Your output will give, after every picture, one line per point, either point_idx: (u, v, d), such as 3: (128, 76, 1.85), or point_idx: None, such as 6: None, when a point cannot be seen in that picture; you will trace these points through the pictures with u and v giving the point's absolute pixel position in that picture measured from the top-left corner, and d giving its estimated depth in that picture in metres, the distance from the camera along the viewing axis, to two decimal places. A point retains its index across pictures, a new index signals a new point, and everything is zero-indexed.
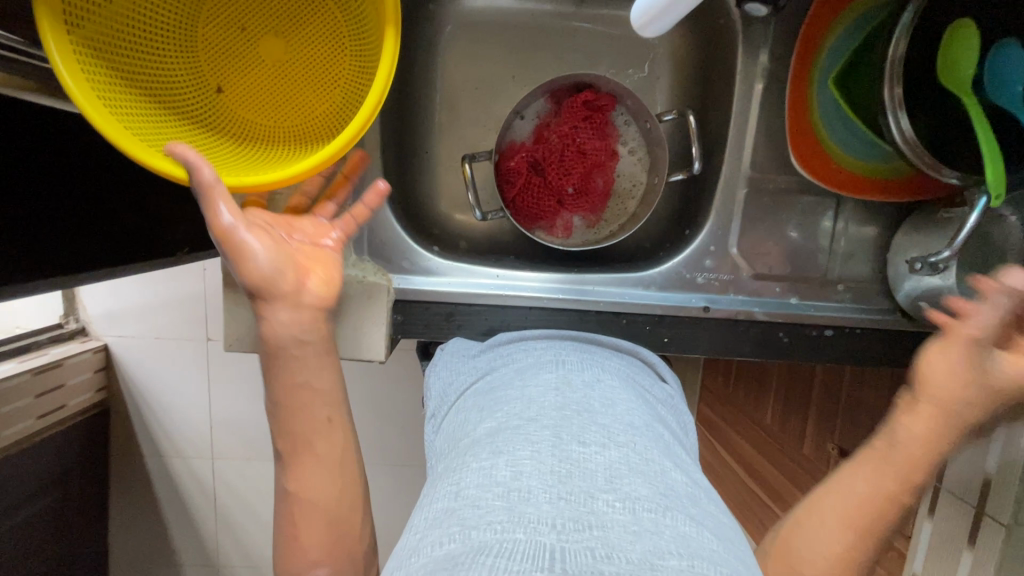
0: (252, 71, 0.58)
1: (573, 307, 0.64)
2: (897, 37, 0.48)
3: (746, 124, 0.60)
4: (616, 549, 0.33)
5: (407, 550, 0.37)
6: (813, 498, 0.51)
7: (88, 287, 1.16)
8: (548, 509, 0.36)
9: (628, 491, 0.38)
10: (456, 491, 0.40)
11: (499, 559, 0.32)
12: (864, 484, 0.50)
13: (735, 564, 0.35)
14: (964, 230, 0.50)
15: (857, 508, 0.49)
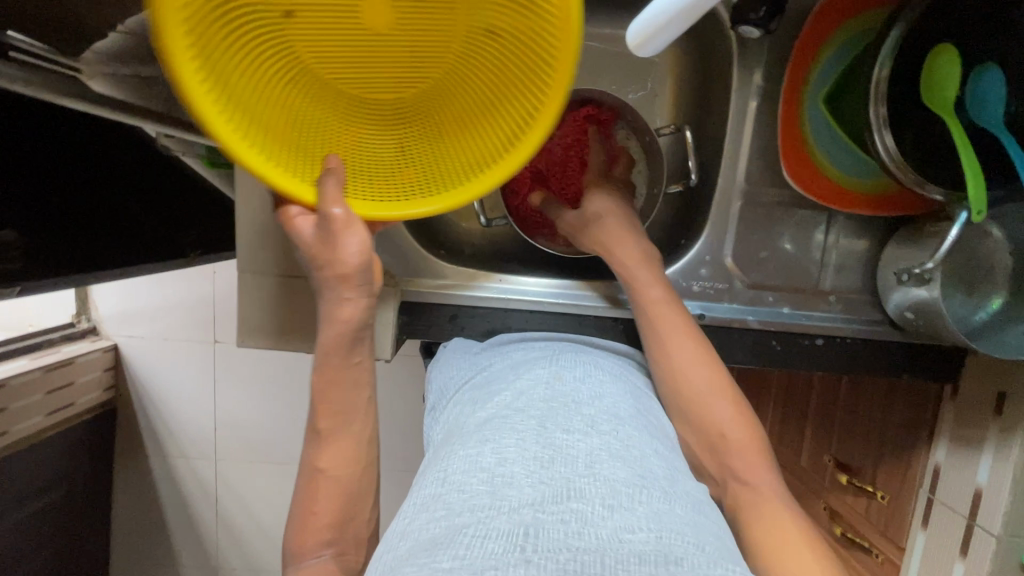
0: (377, 4, 0.42)
1: (572, 312, 0.67)
2: (882, 60, 0.51)
3: (742, 139, 0.63)
4: (588, 524, 0.36)
5: (396, 533, 0.39)
6: (680, 408, 0.55)
7: (101, 287, 1.20)
8: (530, 491, 0.39)
9: (607, 473, 0.40)
10: (443, 477, 0.42)
11: (478, 537, 0.35)
12: (704, 377, 0.55)
13: (704, 534, 0.38)
14: (947, 242, 0.53)
15: (709, 396, 0.54)
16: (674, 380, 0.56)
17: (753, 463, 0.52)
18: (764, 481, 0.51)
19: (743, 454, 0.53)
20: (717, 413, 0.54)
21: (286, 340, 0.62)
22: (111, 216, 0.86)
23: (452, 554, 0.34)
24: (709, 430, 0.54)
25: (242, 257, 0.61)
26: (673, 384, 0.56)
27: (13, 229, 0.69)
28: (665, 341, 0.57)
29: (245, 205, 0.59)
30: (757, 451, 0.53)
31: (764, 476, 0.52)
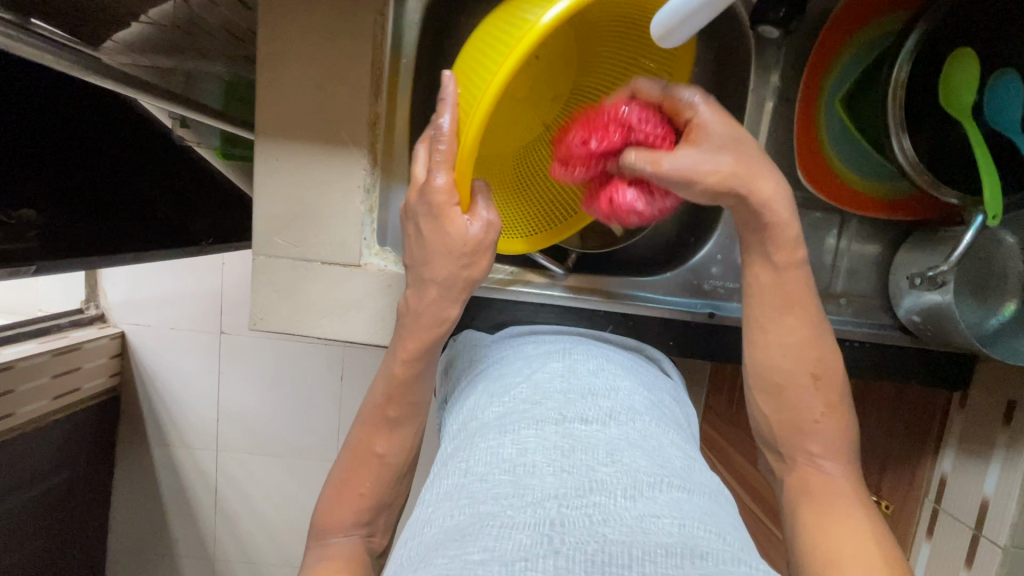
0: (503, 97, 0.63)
1: (583, 306, 0.67)
2: (901, 61, 0.51)
3: (756, 141, 0.63)
4: (612, 514, 0.36)
5: (421, 521, 0.40)
6: (771, 388, 0.56)
7: (112, 274, 1.21)
8: (551, 480, 0.39)
9: (628, 463, 0.40)
10: (465, 467, 0.42)
11: (504, 528, 0.34)
12: (805, 370, 0.55)
13: (724, 525, 0.37)
14: (961, 247, 0.53)
15: (801, 386, 0.55)
16: (768, 366, 0.56)
17: (833, 444, 0.54)
18: (838, 470, 0.53)
19: (826, 439, 0.54)
20: (805, 402, 0.55)
21: (299, 325, 0.63)
22: (126, 201, 0.87)
23: (480, 546, 0.33)
24: (804, 416, 0.55)
25: (258, 241, 0.61)
26: (768, 369, 0.56)
27: (29, 208, 0.70)
28: (772, 326, 0.56)
29: (265, 190, 0.60)
30: (840, 439, 0.54)
31: (838, 464, 0.53)
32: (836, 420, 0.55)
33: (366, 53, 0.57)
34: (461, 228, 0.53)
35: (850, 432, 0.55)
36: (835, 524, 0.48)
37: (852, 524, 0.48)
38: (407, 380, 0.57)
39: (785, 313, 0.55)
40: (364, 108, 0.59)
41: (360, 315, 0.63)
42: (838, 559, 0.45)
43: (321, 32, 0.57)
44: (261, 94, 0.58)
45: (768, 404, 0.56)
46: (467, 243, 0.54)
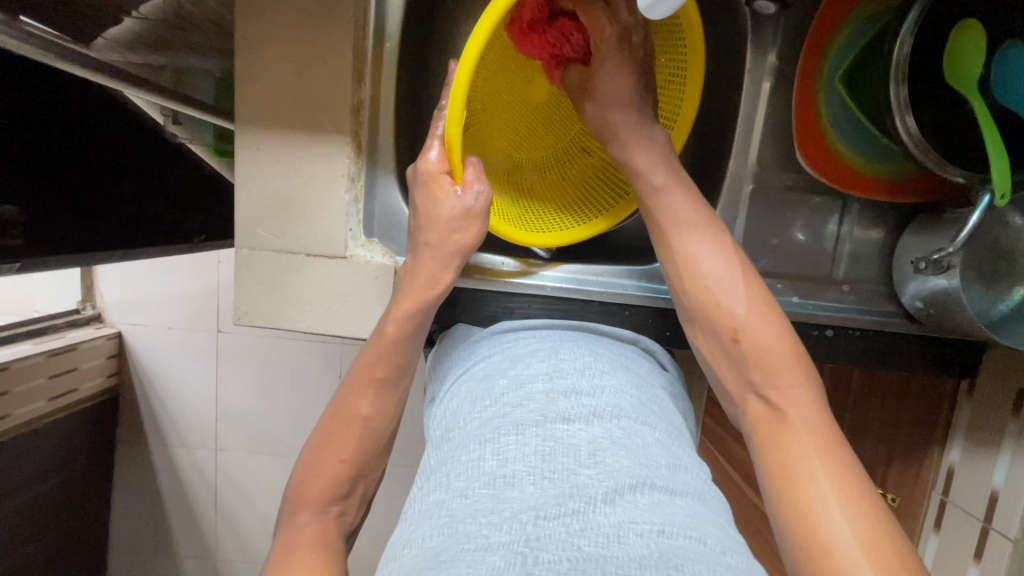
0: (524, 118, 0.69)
1: (576, 297, 0.65)
2: (902, 37, 0.49)
3: (753, 122, 0.61)
4: (592, 524, 0.35)
5: (401, 541, 0.38)
6: (701, 313, 0.54)
7: (107, 272, 1.20)
8: (532, 491, 0.37)
9: (610, 464, 0.39)
10: (446, 484, 0.40)
11: (479, 551, 0.33)
12: (721, 283, 0.53)
13: (707, 527, 0.37)
14: (967, 228, 0.51)
15: (725, 295, 0.52)
16: (689, 283, 0.54)
17: (776, 363, 0.50)
18: (793, 390, 0.48)
19: (760, 359, 0.50)
20: (736, 310, 0.52)
21: (286, 320, 0.61)
22: (116, 197, 0.86)
23: (455, 572, 0.32)
24: (727, 329, 0.52)
25: (242, 233, 0.59)
26: (687, 284, 0.54)
27: (13, 204, 0.68)
28: (673, 237, 0.55)
29: (247, 182, 0.58)
30: (786, 351, 0.50)
31: (790, 381, 0.49)
32: (772, 326, 0.51)
33: (348, 36, 0.56)
34: (450, 198, 0.55)
35: (795, 342, 0.51)
36: (785, 466, 0.45)
37: (799, 463, 0.44)
38: (396, 373, 0.55)
39: (686, 224, 0.55)
40: (347, 95, 0.57)
41: (348, 309, 0.61)
42: (791, 467, 0.45)
43: (303, 14, 0.55)
44: (243, 82, 0.56)
45: (702, 328, 0.54)
46: (457, 212, 0.55)
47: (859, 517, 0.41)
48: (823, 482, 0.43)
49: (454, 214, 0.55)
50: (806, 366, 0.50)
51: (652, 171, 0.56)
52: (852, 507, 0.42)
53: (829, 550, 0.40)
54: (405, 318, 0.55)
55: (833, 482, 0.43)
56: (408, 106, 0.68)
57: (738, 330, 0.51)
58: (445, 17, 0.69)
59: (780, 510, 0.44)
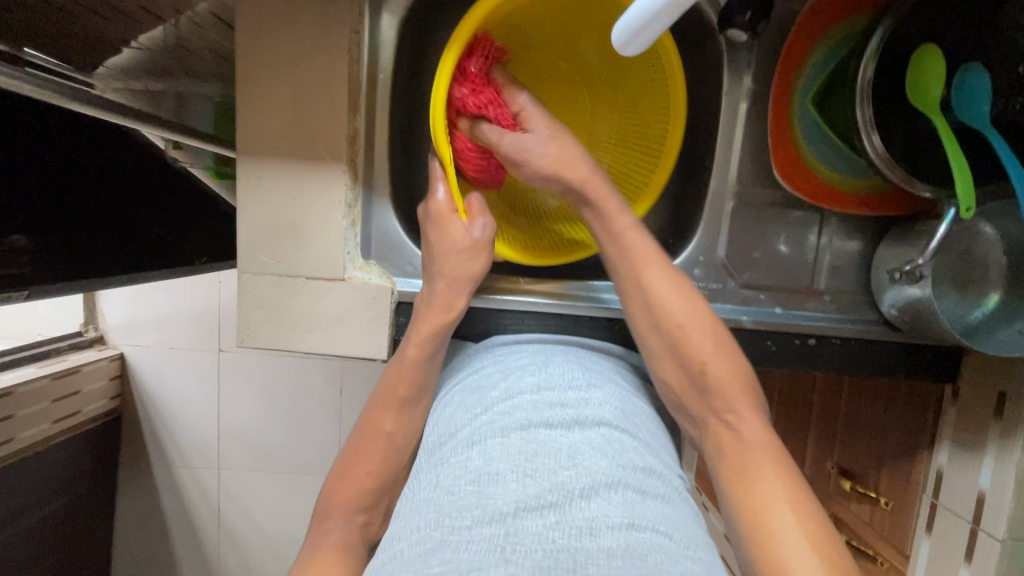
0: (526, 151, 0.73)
1: (568, 313, 0.67)
2: (866, 60, 0.52)
3: (732, 142, 0.64)
4: (567, 517, 0.37)
5: (393, 533, 0.40)
6: (666, 347, 0.56)
7: (110, 296, 1.23)
8: (515, 487, 0.39)
9: (588, 465, 0.42)
10: (436, 483, 0.42)
11: (461, 541, 0.35)
12: (686, 324, 0.55)
13: (675, 525, 0.39)
14: (936, 239, 0.53)
15: (692, 330, 0.55)
16: (657, 316, 0.56)
17: (735, 393, 0.52)
18: (745, 419, 0.51)
19: (723, 388, 0.53)
20: (700, 346, 0.54)
21: (286, 341, 0.63)
22: (118, 223, 0.88)
23: (441, 561, 0.34)
24: (694, 361, 0.54)
25: (243, 258, 0.62)
26: (658, 320, 0.56)
27: (22, 234, 0.70)
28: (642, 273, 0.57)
29: (247, 207, 0.61)
30: (739, 384, 0.53)
31: (747, 408, 0.52)
32: (729, 364, 0.54)
33: (342, 70, 0.58)
34: (460, 230, 0.58)
35: (749, 375, 0.54)
36: (744, 485, 0.47)
37: (758, 479, 0.47)
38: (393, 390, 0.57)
39: (648, 261, 0.57)
40: (342, 125, 0.60)
41: (346, 328, 0.63)
42: (749, 480, 0.47)
43: (300, 49, 0.58)
44: (242, 113, 0.59)
45: (667, 359, 0.56)
46: (468, 244, 0.59)
47: (808, 533, 0.43)
48: (772, 498, 0.45)
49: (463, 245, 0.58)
50: (755, 396, 0.53)
51: (617, 215, 0.58)
52: (802, 523, 0.43)
53: (782, 560, 0.42)
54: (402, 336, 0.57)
55: (784, 502, 0.45)
56: (401, 132, 0.70)
57: (704, 363, 0.54)
58: (435, 47, 0.73)
59: (740, 522, 0.45)
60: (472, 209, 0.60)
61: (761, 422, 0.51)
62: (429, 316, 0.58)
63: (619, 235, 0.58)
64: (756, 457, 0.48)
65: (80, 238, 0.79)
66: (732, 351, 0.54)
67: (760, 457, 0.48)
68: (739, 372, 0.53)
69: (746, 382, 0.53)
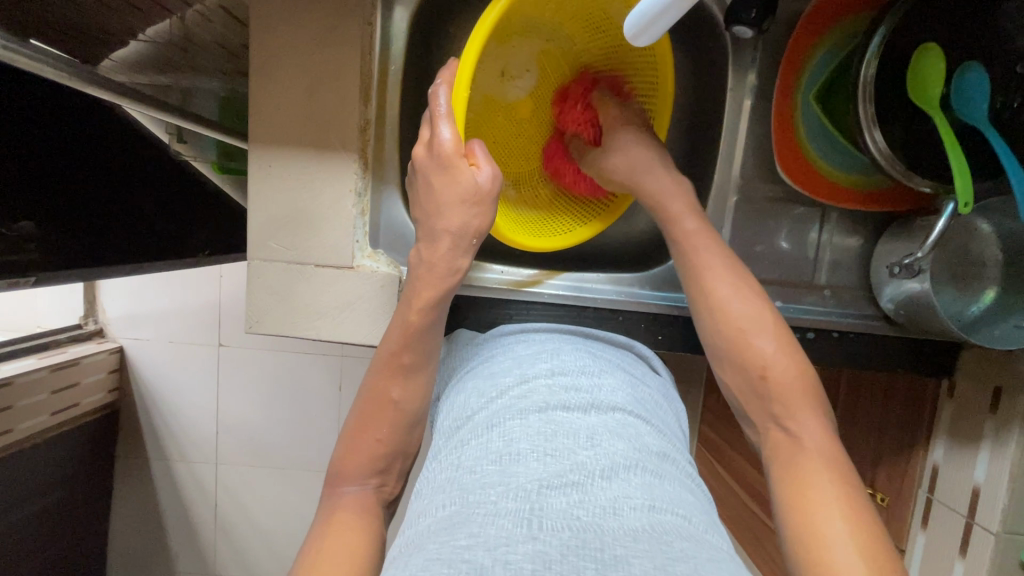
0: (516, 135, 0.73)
1: (572, 305, 0.68)
2: (868, 58, 0.53)
3: (736, 138, 0.65)
4: (589, 496, 0.38)
5: (415, 512, 0.41)
6: (727, 351, 0.56)
7: (111, 288, 1.23)
8: (535, 466, 0.40)
9: (607, 448, 0.43)
10: (457, 463, 0.43)
11: (488, 516, 0.36)
12: (747, 320, 0.56)
13: (693, 510, 0.39)
14: (935, 232, 0.55)
15: (756, 335, 0.55)
16: (720, 317, 0.57)
17: (795, 400, 0.53)
18: (808, 421, 0.51)
19: (786, 397, 0.53)
20: (763, 347, 0.55)
21: (294, 327, 0.64)
22: (125, 213, 0.89)
23: (468, 533, 0.34)
24: (754, 367, 0.55)
25: (253, 246, 0.62)
26: (720, 321, 0.57)
27: (28, 221, 0.71)
28: (708, 280, 0.58)
29: (260, 195, 0.62)
30: (801, 384, 0.53)
31: (808, 415, 0.52)
32: (794, 364, 0.54)
33: (355, 61, 0.59)
34: (469, 178, 0.55)
35: (816, 383, 0.54)
36: (797, 490, 0.47)
37: (811, 485, 0.46)
38: (401, 376, 0.57)
39: (717, 266, 0.58)
40: (353, 116, 0.60)
41: (354, 316, 0.63)
42: (803, 485, 0.47)
43: (314, 40, 0.59)
44: (254, 103, 0.60)
45: (730, 363, 0.56)
46: (472, 190, 0.55)
47: (856, 524, 0.43)
48: (826, 492, 0.46)
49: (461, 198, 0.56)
50: (820, 401, 0.53)
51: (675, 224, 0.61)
52: (856, 515, 0.44)
53: (826, 543, 0.43)
54: (410, 319, 0.57)
55: (839, 495, 0.45)
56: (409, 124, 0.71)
57: (765, 366, 0.54)
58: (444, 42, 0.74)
59: (788, 520, 0.46)
60: (478, 156, 0.57)
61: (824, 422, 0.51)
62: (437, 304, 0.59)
63: (686, 236, 0.60)
64: (814, 466, 0.48)
65: (85, 227, 0.80)
66: (797, 358, 0.54)
67: (817, 465, 0.48)
68: (801, 377, 0.54)
69: (809, 387, 0.53)
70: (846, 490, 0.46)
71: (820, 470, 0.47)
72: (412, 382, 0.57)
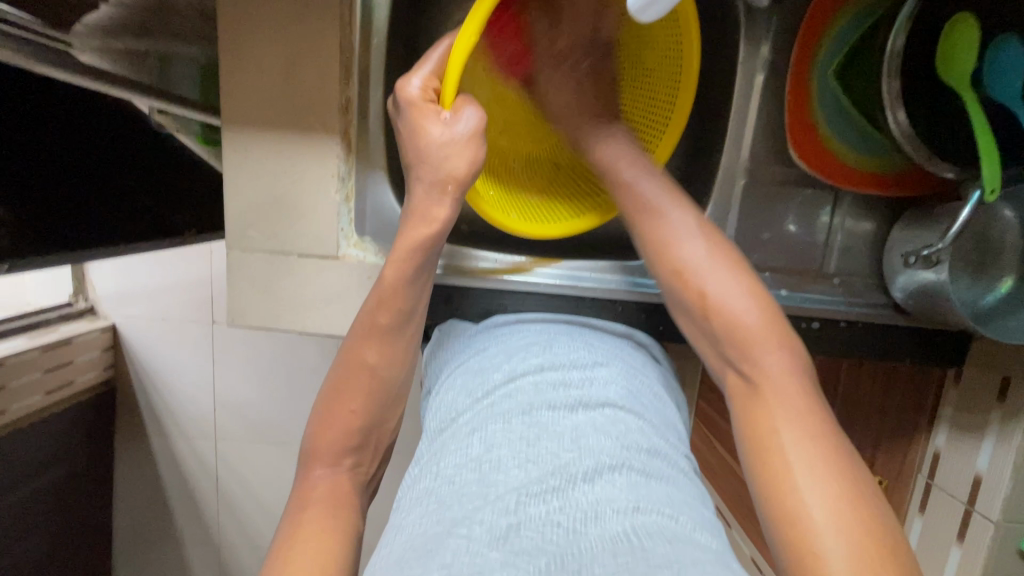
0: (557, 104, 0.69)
1: (568, 293, 0.65)
2: (896, 31, 0.49)
3: (747, 115, 0.61)
4: (571, 504, 0.36)
5: (394, 527, 0.39)
6: (671, 291, 0.55)
7: (98, 266, 1.19)
8: (516, 473, 0.38)
9: (592, 447, 0.40)
10: (436, 471, 0.41)
11: (464, 536, 0.34)
12: (691, 253, 0.53)
13: (684, 507, 0.37)
14: (958, 224, 0.51)
15: (699, 272, 0.53)
16: (663, 257, 0.55)
17: (754, 337, 0.49)
18: (770, 360, 0.48)
19: (740, 333, 0.50)
20: (705, 287, 0.52)
21: (278, 319, 0.61)
22: (104, 195, 0.84)
23: (443, 560, 0.32)
24: (698, 301, 0.53)
25: (231, 233, 0.59)
26: (660, 260, 0.55)
27: (3, 207, 0.66)
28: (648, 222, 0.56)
29: (236, 181, 0.58)
30: (757, 317, 0.50)
31: (767, 351, 0.49)
32: (751, 296, 0.51)
33: (335, 32, 0.54)
34: (441, 129, 0.52)
35: (777, 315, 0.51)
36: (760, 433, 0.45)
37: (772, 432, 0.44)
38: (377, 360, 0.54)
39: (660, 203, 0.56)
40: (335, 92, 0.56)
41: (341, 308, 0.61)
42: (766, 432, 0.45)
43: (291, 6, 0.54)
44: (227, 77, 0.55)
45: (674, 294, 0.55)
46: (452, 144, 0.53)
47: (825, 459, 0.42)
48: (793, 441, 0.43)
49: (447, 141, 0.52)
50: (783, 332, 0.50)
51: (613, 172, 0.59)
52: (819, 451, 0.42)
53: (794, 492, 0.41)
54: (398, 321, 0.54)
55: (802, 437, 0.43)
56: None
57: (708, 304, 0.52)
58: (435, 10, 0.68)
59: (754, 459, 0.45)
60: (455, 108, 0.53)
61: (789, 355, 0.48)
62: (414, 287, 0.54)
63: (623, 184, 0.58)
64: (777, 408, 0.46)
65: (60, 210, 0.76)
66: (745, 291, 0.51)
67: (780, 406, 0.46)
68: (758, 308, 0.51)
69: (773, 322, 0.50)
70: (815, 439, 0.43)
71: (780, 413, 0.45)
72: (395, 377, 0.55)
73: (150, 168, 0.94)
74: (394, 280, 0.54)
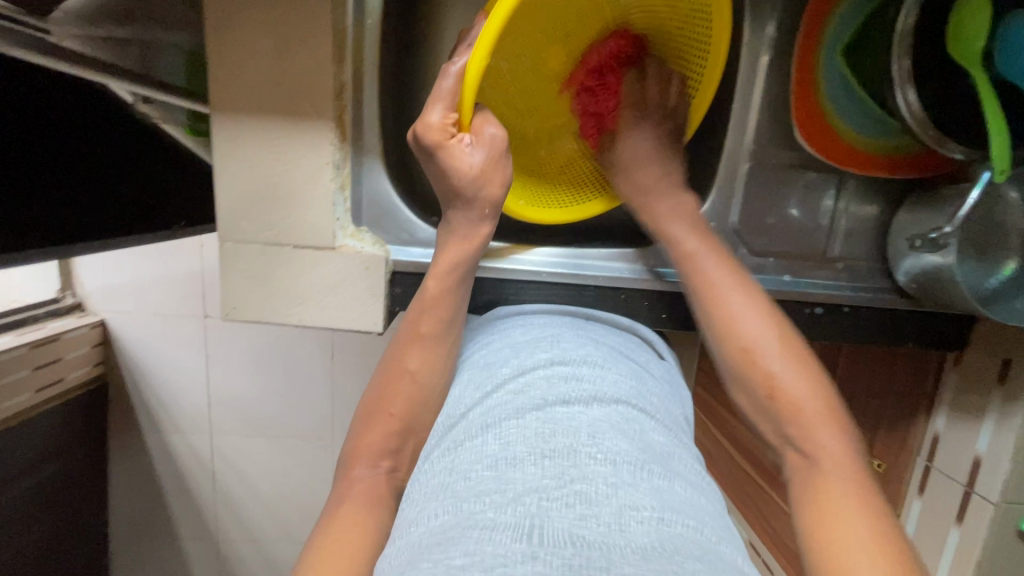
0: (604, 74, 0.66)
1: (571, 282, 0.64)
2: (906, 9, 0.48)
3: (751, 97, 0.60)
4: (592, 504, 0.35)
5: (407, 521, 0.38)
6: (734, 369, 0.54)
7: (86, 260, 1.16)
8: (533, 471, 0.37)
9: (610, 446, 0.39)
10: (450, 466, 0.41)
11: (485, 530, 0.33)
12: (756, 328, 0.54)
13: (703, 516, 0.37)
14: (967, 205, 0.51)
15: (762, 352, 0.53)
16: (727, 335, 0.54)
17: (813, 419, 0.50)
18: (830, 440, 0.48)
19: (803, 416, 0.50)
20: (771, 367, 0.52)
21: (276, 313, 0.59)
22: (92, 186, 0.81)
23: (465, 552, 0.32)
24: (762, 384, 0.52)
25: (224, 224, 0.57)
26: (724, 336, 0.55)
27: None
28: (712, 301, 0.56)
29: (228, 170, 0.56)
30: (816, 403, 0.50)
31: (826, 432, 0.49)
32: (811, 383, 0.51)
33: (330, 15, 0.52)
34: (466, 157, 0.53)
35: (835, 399, 0.51)
36: (819, 510, 0.45)
37: (830, 505, 0.45)
38: (419, 366, 0.53)
39: (725, 283, 0.56)
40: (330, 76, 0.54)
41: (340, 301, 0.59)
42: (822, 505, 0.45)
43: None
44: (214, 60, 0.53)
45: (733, 374, 0.54)
46: (486, 165, 0.54)
47: (873, 529, 0.42)
48: (846, 512, 0.44)
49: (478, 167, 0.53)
50: (838, 416, 0.50)
51: (687, 243, 0.58)
52: (869, 532, 0.42)
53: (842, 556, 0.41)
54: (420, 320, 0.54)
55: (863, 518, 0.43)
56: (391, 88, 0.66)
57: (772, 385, 0.51)
58: None
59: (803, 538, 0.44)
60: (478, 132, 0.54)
61: (845, 442, 0.48)
62: (457, 294, 0.56)
63: (689, 264, 0.58)
64: (833, 484, 0.46)
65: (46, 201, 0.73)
66: (811, 379, 0.51)
67: (835, 484, 0.46)
68: (819, 395, 0.51)
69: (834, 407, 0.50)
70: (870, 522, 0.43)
71: (836, 491, 0.45)
72: (436, 384, 0.53)
73: (137, 158, 0.91)
74: (437, 291, 0.55)
